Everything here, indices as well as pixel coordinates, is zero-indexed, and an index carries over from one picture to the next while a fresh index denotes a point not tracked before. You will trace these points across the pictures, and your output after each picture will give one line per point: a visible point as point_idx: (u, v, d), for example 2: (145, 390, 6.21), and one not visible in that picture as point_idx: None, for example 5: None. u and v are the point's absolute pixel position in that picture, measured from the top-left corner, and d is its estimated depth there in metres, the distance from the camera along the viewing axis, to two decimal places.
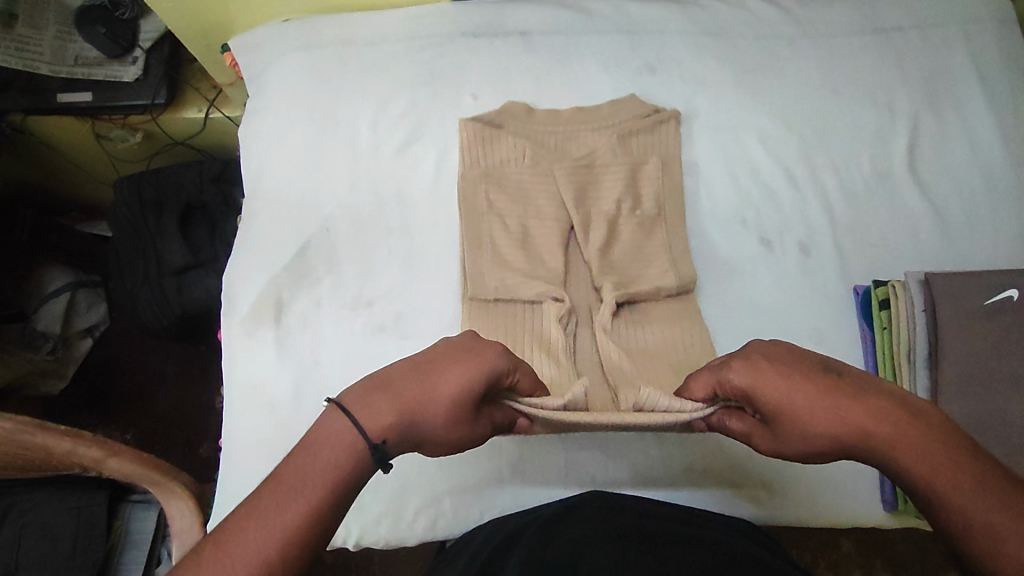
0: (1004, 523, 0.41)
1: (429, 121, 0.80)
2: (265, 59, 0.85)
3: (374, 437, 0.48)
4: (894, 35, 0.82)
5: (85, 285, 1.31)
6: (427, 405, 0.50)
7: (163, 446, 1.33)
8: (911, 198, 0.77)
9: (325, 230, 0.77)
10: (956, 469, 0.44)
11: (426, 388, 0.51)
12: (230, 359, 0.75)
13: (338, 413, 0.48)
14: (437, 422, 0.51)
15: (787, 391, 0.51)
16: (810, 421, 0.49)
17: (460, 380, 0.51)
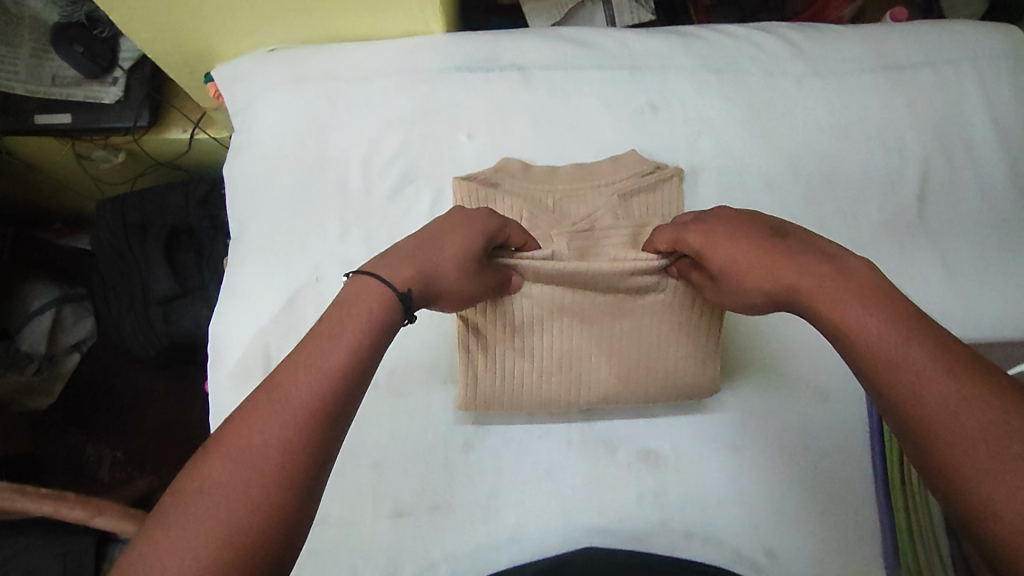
0: (938, 371, 0.40)
1: (422, 162, 0.77)
2: (250, 94, 0.81)
3: (390, 283, 0.50)
4: (906, 73, 0.79)
5: (70, 301, 1.27)
6: (438, 256, 0.54)
7: (154, 464, 1.32)
8: (919, 247, 0.75)
9: (315, 280, 0.74)
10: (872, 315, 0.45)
11: (435, 242, 0.55)
12: (219, 411, 0.73)
13: (354, 283, 0.50)
14: (452, 269, 0.54)
15: (729, 249, 0.55)
16: (749, 272, 0.53)
17: (464, 231, 0.56)
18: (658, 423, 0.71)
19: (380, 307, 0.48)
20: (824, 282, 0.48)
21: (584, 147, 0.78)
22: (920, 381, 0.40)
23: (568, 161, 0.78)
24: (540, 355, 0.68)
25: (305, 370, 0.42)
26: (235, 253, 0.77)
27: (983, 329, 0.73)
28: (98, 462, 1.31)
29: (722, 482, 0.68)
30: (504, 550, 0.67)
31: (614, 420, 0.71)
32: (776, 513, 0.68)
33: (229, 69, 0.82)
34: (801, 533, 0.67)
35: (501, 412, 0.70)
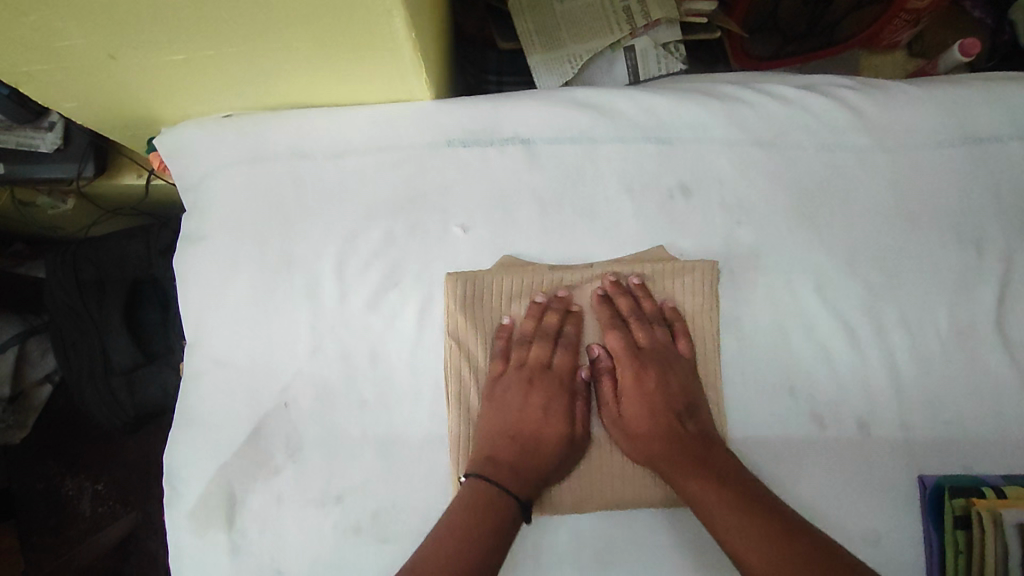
0: (757, 530, 0.52)
1: (408, 262, 0.65)
2: (201, 169, 0.67)
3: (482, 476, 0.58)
4: (989, 147, 0.66)
5: (36, 332, 1.10)
6: (538, 439, 0.61)
7: (139, 498, 1.20)
8: (997, 363, 0.64)
9: (284, 407, 0.63)
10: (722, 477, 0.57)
11: (519, 420, 0.62)
12: (177, 561, 0.62)
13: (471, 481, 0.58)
14: (565, 456, 0.62)
15: (646, 379, 0.62)
16: (642, 410, 0.62)
17: (549, 390, 0.63)
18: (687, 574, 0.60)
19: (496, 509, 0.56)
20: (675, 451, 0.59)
21: (600, 241, 0.65)
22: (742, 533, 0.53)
23: (582, 259, 0.65)
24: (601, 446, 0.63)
25: (475, 528, 0.54)
26: (189, 368, 0.65)
27: None
28: (78, 496, 1.20)
29: None
30: None
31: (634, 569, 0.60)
32: None
33: (174, 138, 0.67)
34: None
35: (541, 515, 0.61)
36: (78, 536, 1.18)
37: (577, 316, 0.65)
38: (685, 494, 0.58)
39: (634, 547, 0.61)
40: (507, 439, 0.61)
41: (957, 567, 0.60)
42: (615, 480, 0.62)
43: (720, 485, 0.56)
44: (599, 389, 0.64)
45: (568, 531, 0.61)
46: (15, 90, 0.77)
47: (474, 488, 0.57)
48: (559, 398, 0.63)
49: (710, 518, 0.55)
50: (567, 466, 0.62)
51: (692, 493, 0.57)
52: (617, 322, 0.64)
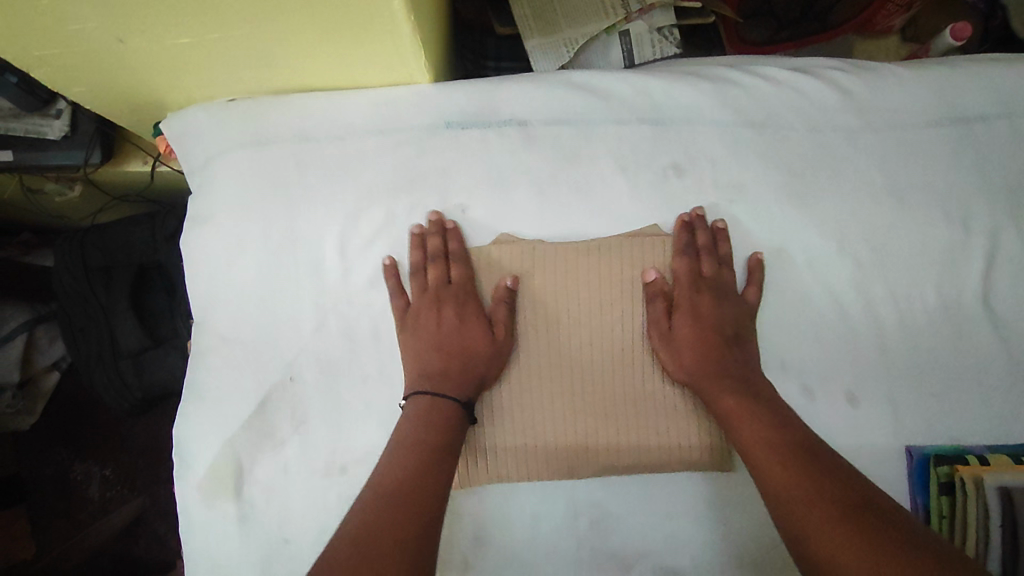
0: (805, 461, 0.53)
1: (408, 239, 0.67)
2: (208, 152, 0.69)
3: (425, 390, 0.61)
4: (976, 126, 0.68)
5: (45, 320, 1.12)
6: (462, 345, 0.63)
7: (145, 482, 1.23)
8: (982, 337, 0.65)
9: (289, 381, 0.65)
10: (756, 402, 0.58)
11: (437, 332, 0.63)
12: (188, 530, 0.64)
13: (419, 398, 0.60)
14: (489, 358, 0.63)
15: (706, 303, 0.64)
16: (700, 328, 0.63)
17: (458, 301, 0.64)
18: (678, 539, 0.63)
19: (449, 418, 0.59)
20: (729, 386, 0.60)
21: (596, 219, 0.67)
22: (785, 465, 0.53)
23: (578, 237, 0.67)
24: (544, 357, 0.64)
25: (429, 437, 0.57)
26: (197, 344, 0.67)
27: None
28: (88, 480, 1.22)
29: None
30: None
31: (627, 533, 0.63)
32: None
33: (181, 123, 0.69)
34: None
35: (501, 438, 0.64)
36: (87, 520, 1.20)
37: (456, 230, 0.66)
38: (724, 412, 0.59)
39: (629, 513, 0.63)
40: (438, 361, 0.62)
41: (942, 532, 0.62)
42: (570, 392, 0.64)
43: (767, 420, 0.57)
44: (652, 307, 0.64)
45: (565, 500, 0.64)
46: (23, 76, 0.80)
47: (416, 406, 0.60)
48: (471, 304, 0.65)
49: (744, 436, 0.57)
50: (494, 365, 0.63)
51: (731, 412, 0.59)
52: (691, 249, 0.65)
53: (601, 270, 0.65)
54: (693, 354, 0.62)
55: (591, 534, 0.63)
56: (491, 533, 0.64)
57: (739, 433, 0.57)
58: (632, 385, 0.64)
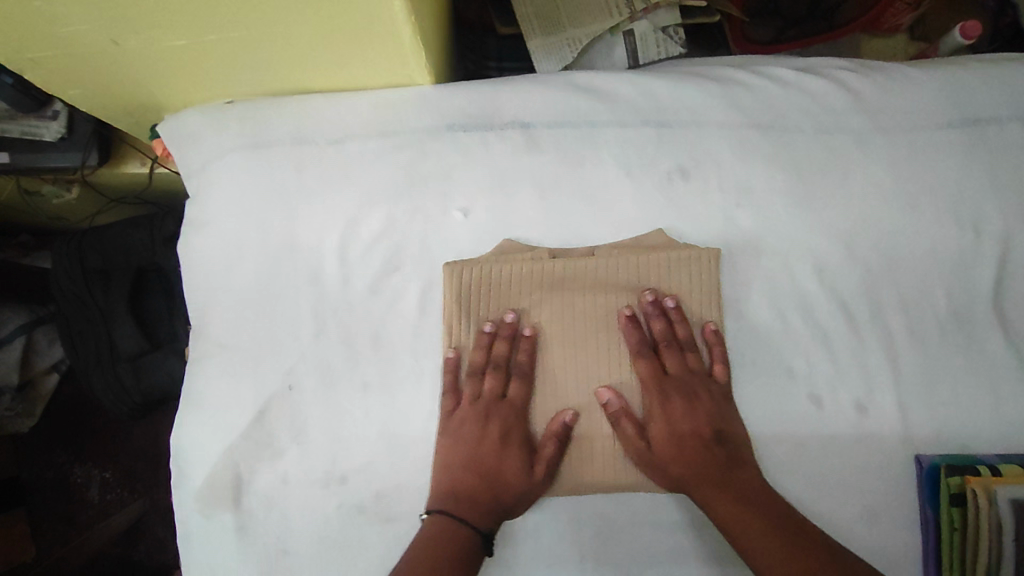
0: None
1: (409, 246, 0.65)
2: (205, 154, 0.68)
3: (449, 509, 0.58)
4: (987, 129, 0.66)
5: (43, 322, 1.12)
6: (500, 475, 0.60)
7: (146, 484, 1.22)
8: (994, 343, 0.64)
9: (288, 389, 0.64)
10: (750, 503, 0.56)
11: (482, 453, 0.61)
12: (186, 540, 0.63)
13: (436, 516, 0.57)
14: (526, 482, 0.60)
15: (678, 405, 0.62)
16: (671, 440, 0.61)
17: (506, 423, 0.62)
18: (683, 549, 0.62)
19: (463, 543, 0.56)
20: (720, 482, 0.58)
21: (600, 223, 0.66)
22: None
23: (581, 243, 0.66)
24: (569, 486, 0.62)
25: (441, 561, 0.54)
26: (196, 351, 0.66)
27: None
28: (87, 484, 1.22)
29: None
30: None
31: (631, 544, 0.62)
32: None
33: (178, 125, 0.68)
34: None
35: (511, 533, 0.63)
36: (87, 523, 1.20)
37: (530, 339, 0.63)
38: (719, 519, 0.57)
39: (635, 524, 0.62)
40: (467, 477, 0.60)
41: (952, 543, 0.61)
42: (592, 503, 0.63)
43: (765, 520, 0.55)
44: (621, 430, 0.61)
45: (568, 511, 0.63)
46: (19, 78, 0.78)
47: (438, 525, 0.57)
48: (518, 430, 0.62)
49: (743, 542, 0.55)
50: (524, 500, 0.61)
51: (726, 520, 0.56)
52: (648, 346, 0.63)
53: (584, 327, 0.63)
54: (675, 464, 0.60)
55: (594, 546, 0.62)
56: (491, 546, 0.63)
57: (738, 543, 0.55)
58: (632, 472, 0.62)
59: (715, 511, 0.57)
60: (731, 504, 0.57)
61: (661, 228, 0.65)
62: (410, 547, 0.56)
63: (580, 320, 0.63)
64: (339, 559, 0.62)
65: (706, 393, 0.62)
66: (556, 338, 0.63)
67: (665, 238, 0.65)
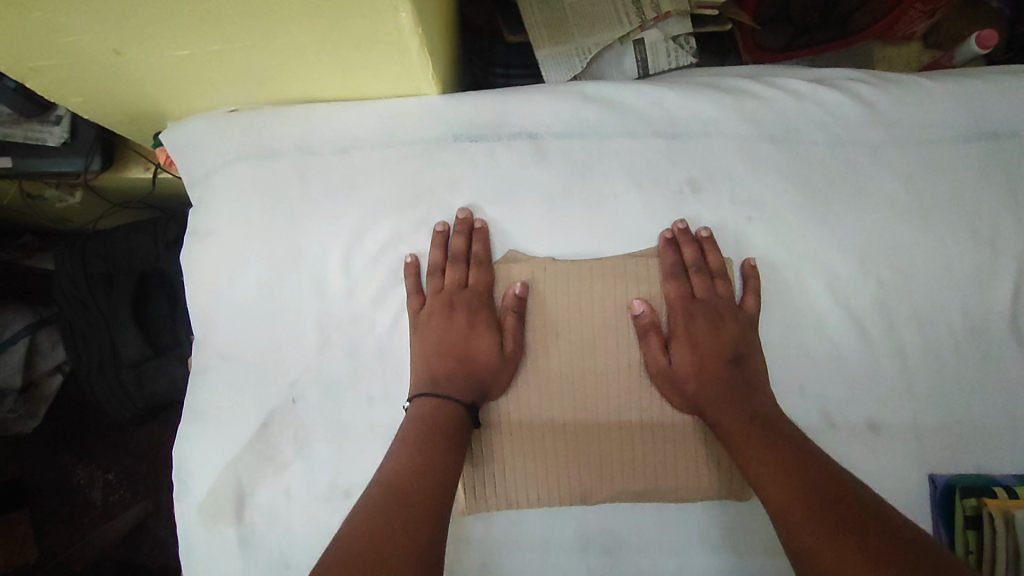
0: (786, 463, 0.53)
1: (415, 257, 0.65)
2: (210, 164, 0.67)
3: (438, 394, 0.59)
4: (1005, 142, 0.65)
5: (46, 324, 1.11)
6: (472, 355, 0.61)
7: (148, 487, 1.22)
8: (1010, 360, 0.63)
9: (292, 401, 0.63)
10: (752, 420, 0.57)
11: (456, 337, 0.62)
12: (188, 555, 0.63)
13: (426, 400, 0.59)
14: (505, 369, 0.61)
15: (701, 320, 0.62)
16: (691, 354, 0.61)
17: (471, 308, 0.63)
18: (691, 570, 0.61)
19: (450, 426, 0.58)
20: (728, 387, 0.59)
21: (608, 236, 0.65)
22: (777, 467, 0.53)
23: (592, 256, 0.64)
24: (551, 382, 0.62)
25: (432, 443, 0.56)
26: (199, 363, 0.65)
27: None
28: (89, 485, 1.21)
29: None
30: None
31: (638, 565, 0.61)
32: None
33: (182, 134, 0.67)
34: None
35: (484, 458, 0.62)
36: (90, 524, 1.20)
37: (482, 232, 0.64)
38: (721, 428, 0.58)
39: (644, 543, 0.62)
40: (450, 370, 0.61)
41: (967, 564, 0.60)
42: (648, 450, 0.62)
43: (756, 420, 0.56)
44: (647, 342, 0.62)
45: (574, 529, 0.62)
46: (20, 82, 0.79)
47: (421, 407, 0.59)
48: (484, 313, 0.63)
49: (743, 452, 0.55)
50: (499, 380, 0.61)
51: (731, 431, 0.57)
52: (672, 282, 0.63)
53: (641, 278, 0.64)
54: (689, 376, 0.61)
55: (601, 564, 0.61)
56: (497, 562, 0.62)
57: (739, 452, 0.56)
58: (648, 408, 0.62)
59: (715, 415, 0.59)
60: (731, 405, 0.58)
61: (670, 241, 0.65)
62: (402, 431, 0.57)
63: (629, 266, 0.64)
64: None
65: (726, 313, 0.62)
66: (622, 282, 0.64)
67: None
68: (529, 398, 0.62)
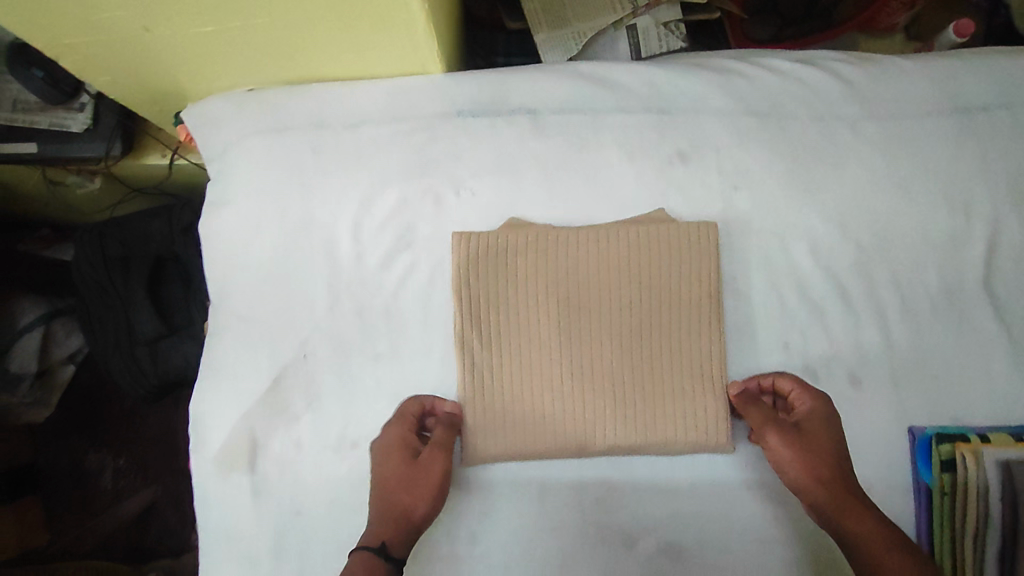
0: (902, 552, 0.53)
1: (420, 226, 0.69)
2: (228, 139, 0.71)
3: (370, 546, 0.58)
4: (978, 116, 0.69)
5: (61, 313, 1.16)
6: (404, 507, 0.61)
7: (158, 473, 1.25)
8: (982, 320, 0.67)
9: (303, 358, 0.67)
10: (884, 528, 0.55)
11: (392, 487, 0.62)
12: (204, 500, 0.67)
13: (356, 555, 0.58)
14: (427, 499, 0.61)
15: (815, 424, 0.62)
16: (815, 454, 0.60)
17: (461, 282, 0.67)
18: (681, 516, 0.65)
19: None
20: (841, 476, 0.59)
21: (601, 204, 0.69)
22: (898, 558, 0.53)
23: (586, 221, 0.69)
24: (544, 345, 0.66)
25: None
26: (215, 324, 0.69)
27: None
28: (100, 471, 1.24)
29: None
30: None
31: (631, 512, 0.65)
32: None
33: (202, 112, 0.71)
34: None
35: (500, 410, 0.66)
36: (99, 509, 1.22)
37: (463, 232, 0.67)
38: (847, 532, 0.56)
39: (636, 490, 0.66)
40: (475, 322, 0.66)
41: (943, 506, 0.63)
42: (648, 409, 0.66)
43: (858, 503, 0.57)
44: (637, 297, 0.67)
45: (570, 477, 0.66)
46: (48, 71, 0.86)
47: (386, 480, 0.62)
48: (476, 285, 0.67)
49: (879, 559, 0.54)
50: (492, 345, 0.66)
51: (862, 539, 0.55)
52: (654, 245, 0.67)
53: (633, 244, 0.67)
54: (811, 477, 0.59)
55: (595, 512, 0.65)
56: (495, 506, 0.65)
57: (873, 559, 0.54)
58: (642, 364, 0.66)
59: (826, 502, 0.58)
60: (854, 494, 0.58)
61: (661, 208, 0.68)
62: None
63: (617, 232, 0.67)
64: (350, 519, 0.65)
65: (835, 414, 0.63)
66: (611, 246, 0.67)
67: (666, 217, 0.68)
68: (525, 355, 0.66)
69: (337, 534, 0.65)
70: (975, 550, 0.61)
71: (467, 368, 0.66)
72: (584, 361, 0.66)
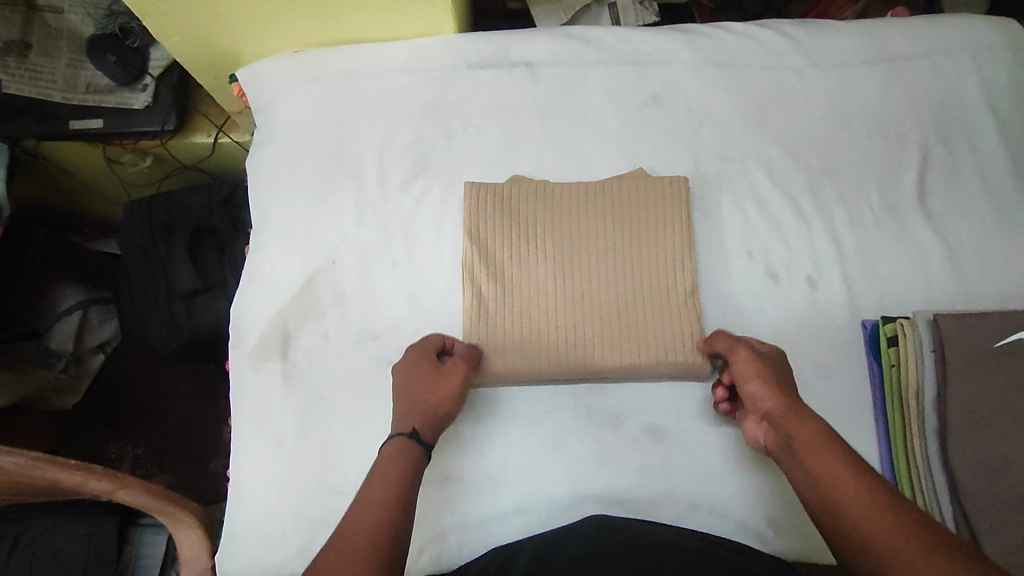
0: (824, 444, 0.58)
1: (434, 156, 0.81)
2: (274, 91, 0.85)
3: (403, 433, 0.64)
4: (904, 65, 0.82)
5: (97, 303, 1.24)
6: (431, 406, 0.66)
7: (175, 460, 1.27)
8: (920, 230, 0.77)
9: (332, 264, 0.78)
10: (823, 432, 0.59)
11: (418, 390, 0.67)
12: (238, 390, 0.76)
13: (394, 439, 0.64)
14: (449, 399, 0.67)
15: (771, 357, 0.67)
16: (769, 371, 0.64)
17: (475, 226, 0.77)
18: (663, 402, 0.73)
19: (409, 457, 0.63)
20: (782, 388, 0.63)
21: (588, 138, 0.81)
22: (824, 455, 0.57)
23: (575, 153, 0.81)
24: (547, 283, 0.76)
25: (399, 482, 0.60)
26: (257, 238, 0.81)
27: (991, 307, 0.74)
28: (119, 459, 1.27)
29: (721, 454, 0.71)
30: (511, 521, 0.70)
31: (620, 399, 0.73)
32: (782, 489, 0.70)
33: (253, 69, 0.85)
34: (791, 501, 0.70)
35: (506, 337, 0.74)
36: None
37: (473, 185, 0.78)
38: (794, 435, 0.60)
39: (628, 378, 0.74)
40: (481, 260, 0.76)
41: (893, 379, 0.70)
42: (638, 339, 0.73)
43: (793, 408, 0.61)
44: (625, 238, 0.77)
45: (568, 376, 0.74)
46: (121, 57, 1.03)
47: (410, 382, 0.68)
48: (486, 231, 0.77)
49: (807, 448, 0.58)
50: (501, 282, 0.76)
51: (801, 435, 0.59)
52: (633, 196, 0.78)
53: (617, 197, 0.78)
54: (764, 385, 0.64)
55: (587, 397, 0.73)
56: (503, 402, 0.73)
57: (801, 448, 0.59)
58: (632, 297, 0.75)
59: (773, 412, 0.62)
60: (792, 403, 0.62)
61: (640, 168, 0.79)
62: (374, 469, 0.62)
63: (604, 188, 0.78)
64: (371, 401, 0.74)
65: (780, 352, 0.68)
66: (600, 200, 0.78)
67: (643, 173, 0.79)
68: (528, 291, 0.76)
69: (356, 415, 0.73)
70: (918, 410, 0.67)
71: (474, 302, 0.75)
72: (581, 296, 0.75)
